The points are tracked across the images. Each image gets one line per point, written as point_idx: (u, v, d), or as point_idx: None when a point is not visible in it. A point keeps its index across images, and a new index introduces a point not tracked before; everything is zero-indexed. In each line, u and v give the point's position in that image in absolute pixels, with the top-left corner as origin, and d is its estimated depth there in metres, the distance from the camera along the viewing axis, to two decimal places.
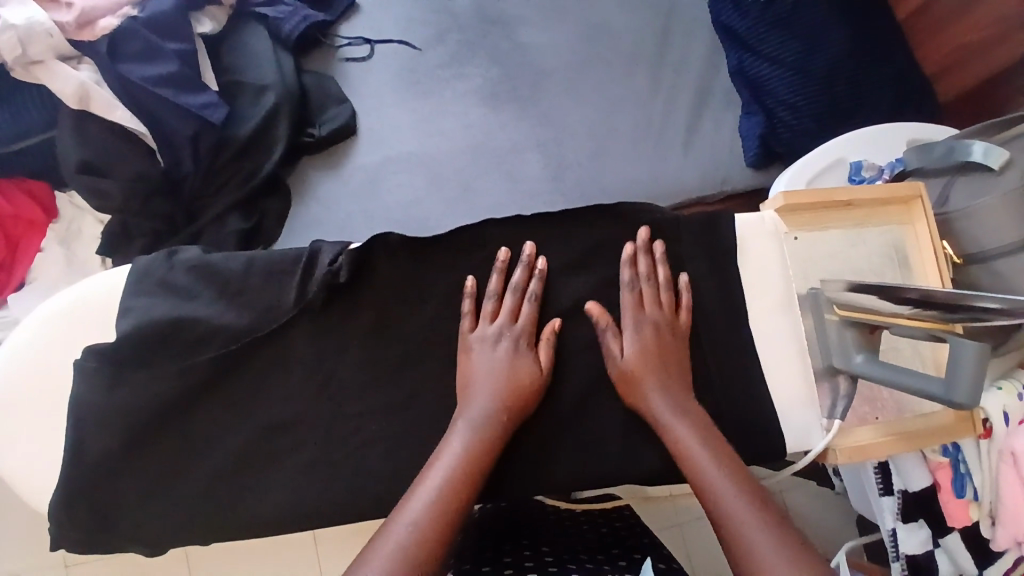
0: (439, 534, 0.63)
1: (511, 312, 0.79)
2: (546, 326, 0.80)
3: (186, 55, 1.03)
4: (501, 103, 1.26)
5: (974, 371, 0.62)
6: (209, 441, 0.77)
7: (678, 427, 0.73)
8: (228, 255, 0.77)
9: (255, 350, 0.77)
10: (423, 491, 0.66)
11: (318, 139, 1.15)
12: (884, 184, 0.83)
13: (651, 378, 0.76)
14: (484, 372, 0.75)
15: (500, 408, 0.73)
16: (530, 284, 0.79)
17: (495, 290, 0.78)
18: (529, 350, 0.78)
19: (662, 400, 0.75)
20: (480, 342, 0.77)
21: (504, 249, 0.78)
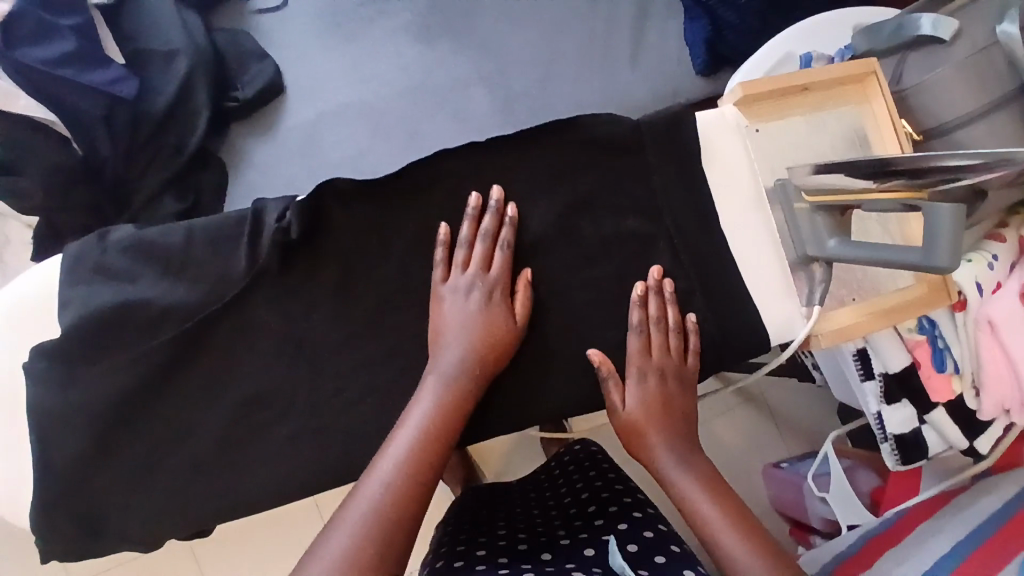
0: (406, 509, 0.62)
1: (484, 259, 0.70)
2: (518, 279, 0.72)
3: (84, 29, 0.94)
4: (435, 38, 1.20)
5: (953, 232, 0.59)
6: (187, 433, 0.68)
7: (685, 481, 0.71)
8: (165, 227, 0.67)
9: (214, 326, 0.67)
10: (388, 463, 0.64)
11: (243, 102, 1.08)
12: (838, 63, 0.78)
13: (656, 435, 0.72)
14: (460, 324, 0.68)
15: (476, 364, 0.68)
16: (501, 232, 0.71)
17: (466, 238, 0.70)
18: (503, 301, 0.70)
19: (669, 453, 0.72)
20: (452, 292, 0.69)
21: (475, 194, 0.69)
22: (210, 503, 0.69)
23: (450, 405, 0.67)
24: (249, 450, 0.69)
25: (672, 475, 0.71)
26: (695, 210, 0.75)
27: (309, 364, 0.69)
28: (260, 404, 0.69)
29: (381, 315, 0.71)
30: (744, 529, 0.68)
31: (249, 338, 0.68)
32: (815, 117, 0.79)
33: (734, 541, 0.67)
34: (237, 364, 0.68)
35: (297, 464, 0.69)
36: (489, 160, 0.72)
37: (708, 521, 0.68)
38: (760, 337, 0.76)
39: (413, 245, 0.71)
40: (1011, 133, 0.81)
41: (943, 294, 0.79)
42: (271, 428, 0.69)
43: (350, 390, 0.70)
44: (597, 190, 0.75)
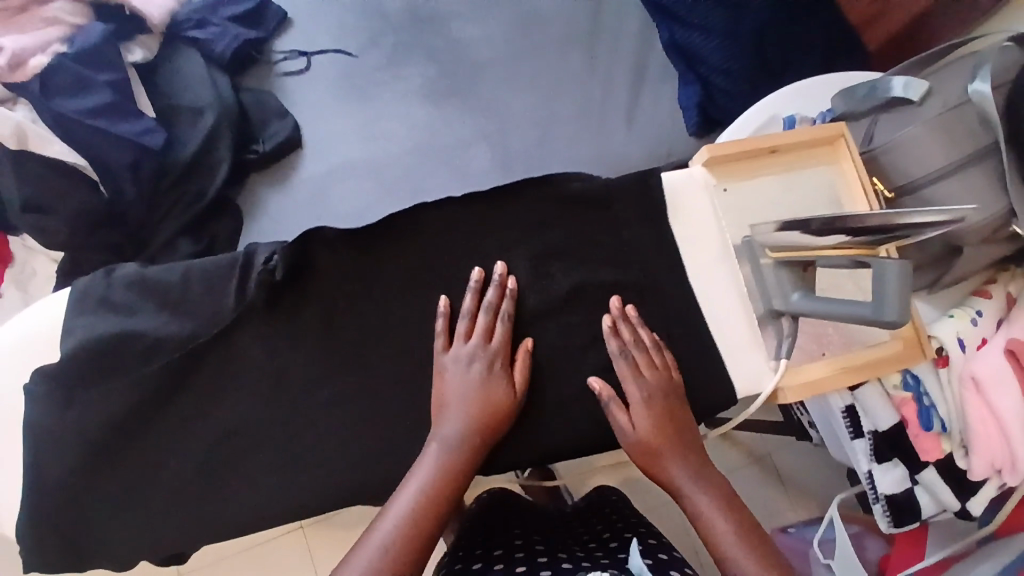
0: (418, 541, 0.66)
1: (486, 331, 0.74)
2: (519, 347, 0.76)
3: (119, 84, 1.03)
4: (443, 101, 1.28)
5: (900, 287, 0.62)
6: (170, 458, 0.73)
7: (698, 497, 0.72)
8: (166, 266, 0.73)
9: (201, 359, 0.72)
10: (402, 498, 0.68)
11: (262, 154, 1.17)
12: (805, 128, 0.82)
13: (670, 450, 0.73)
14: (460, 392, 0.71)
15: (474, 430, 0.70)
16: (502, 304, 0.75)
17: (469, 309, 0.74)
18: (504, 372, 0.73)
19: (681, 469, 0.73)
20: (453, 362, 0.72)
21: (478, 269, 0.74)
22: (184, 526, 0.72)
23: (448, 472, 0.69)
24: (226, 477, 0.72)
25: (683, 490, 0.73)
26: (664, 263, 0.79)
27: (287, 397, 0.73)
28: (239, 434, 0.73)
29: (357, 352, 0.74)
30: (754, 544, 0.68)
31: (232, 370, 0.72)
32: (784, 178, 0.82)
33: (744, 557, 0.67)
34: (220, 394, 0.73)
35: (268, 494, 0.72)
36: (467, 210, 0.77)
37: (720, 537, 0.69)
38: (727, 391, 0.78)
39: (391, 288, 0.75)
40: (982, 191, 0.81)
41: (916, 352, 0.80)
42: (246, 458, 0.73)
43: (324, 422, 0.73)
44: (571, 240, 0.79)
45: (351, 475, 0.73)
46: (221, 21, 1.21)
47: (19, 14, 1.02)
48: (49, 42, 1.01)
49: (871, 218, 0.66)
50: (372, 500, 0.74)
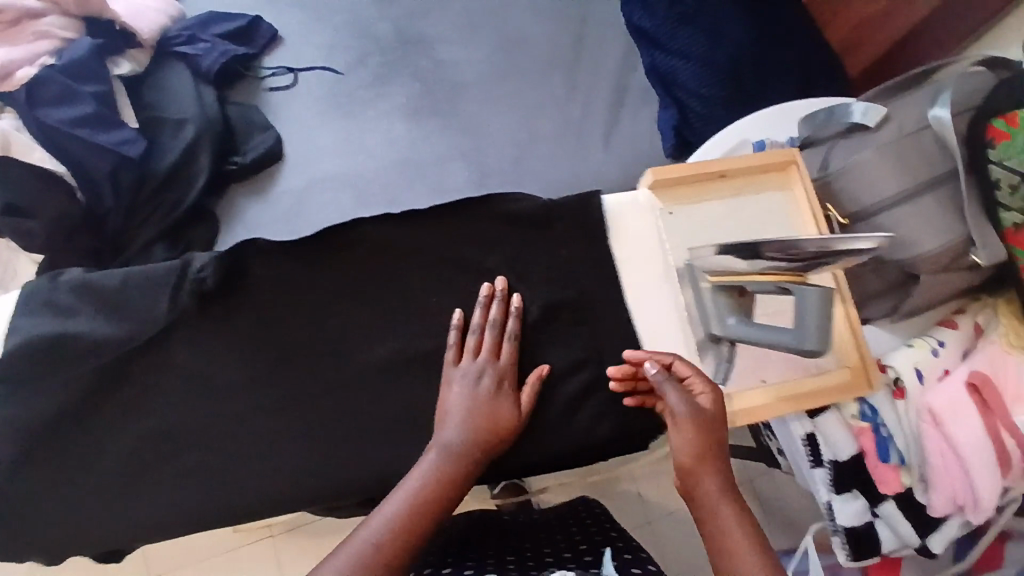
0: (407, 542, 0.65)
1: (493, 347, 0.75)
2: (533, 372, 0.76)
3: (102, 96, 1.08)
4: (425, 117, 1.28)
5: (819, 319, 0.66)
6: (99, 455, 0.74)
7: (723, 519, 0.67)
8: (107, 272, 0.75)
9: (136, 358, 0.74)
10: (401, 496, 0.67)
11: (242, 165, 1.18)
12: (756, 153, 0.81)
13: (699, 464, 0.69)
14: (468, 403, 0.72)
15: (474, 443, 0.71)
16: (508, 322, 0.76)
17: (478, 324, 0.75)
18: (511, 392, 0.75)
19: (712, 490, 0.68)
20: (460, 376, 0.73)
21: (501, 279, 0.76)
22: (111, 522, 0.74)
23: (448, 474, 0.69)
24: (153, 477, 0.74)
25: (710, 516, 0.67)
26: (603, 284, 0.79)
27: (217, 402, 0.75)
28: (167, 434, 0.74)
29: (287, 360, 0.76)
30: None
31: (164, 372, 0.75)
32: (733, 203, 0.81)
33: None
34: (152, 396, 0.75)
35: (195, 495, 0.74)
36: (404, 226, 0.78)
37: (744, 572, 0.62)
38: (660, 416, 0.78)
39: (326, 300, 0.77)
40: (937, 220, 0.78)
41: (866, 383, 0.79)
42: (174, 459, 0.74)
43: (250, 428, 0.75)
44: (508, 257, 0.81)
45: (278, 480, 0.74)
46: (211, 38, 1.23)
47: (9, 28, 1.06)
48: (37, 55, 1.06)
49: (801, 242, 0.61)
50: (309, 505, 0.75)
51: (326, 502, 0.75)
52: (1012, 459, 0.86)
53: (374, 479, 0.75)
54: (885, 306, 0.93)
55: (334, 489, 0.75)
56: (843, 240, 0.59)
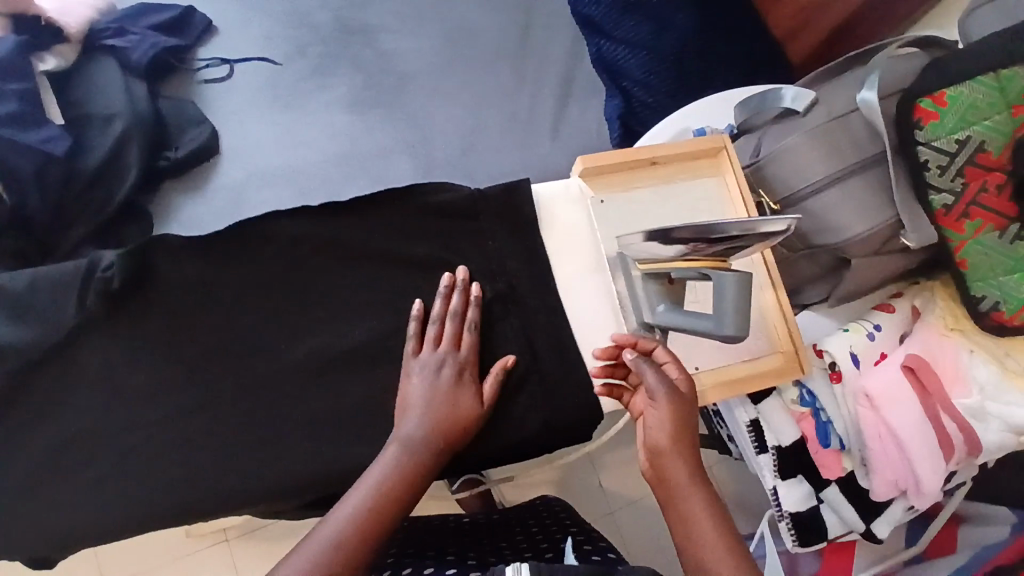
0: (369, 536, 0.65)
1: (452, 338, 0.76)
2: (497, 363, 0.77)
3: (27, 93, 1.00)
4: (368, 109, 1.24)
5: (736, 301, 0.68)
6: (4, 466, 0.71)
7: (687, 499, 0.68)
8: (12, 273, 0.73)
9: (43, 364, 0.72)
10: (364, 489, 0.68)
11: (175, 161, 1.11)
12: (682, 141, 0.84)
13: (665, 447, 0.70)
14: (429, 393, 0.72)
15: (435, 435, 0.71)
16: (468, 312, 0.77)
17: (438, 314, 0.76)
18: (472, 382, 0.75)
19: (680, 474, 0.69)
20: (420, 368, 0.74)
21: (463, 269, 0.77)
22: (20, 538, 0.71)
23: (410, 468, 0.70)
24: (64, 484, 0.71)
25: (676, 499, 0.68)
26: (529, 273, 0.81)
27: (133, 405, 0.73)
28: (78, 441, 0.72)
29: (205, 358, 0.75)
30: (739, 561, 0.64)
31: (74, 375, 0.73)
32: (663, 189, 0.84)
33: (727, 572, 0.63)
34: (64, 399, 0.72)
35: (109, 505, 0.71)
36: (329, 223, 0.78)
37: (704, 551, 0.65)
38: (592, 406, 0.80)
39: (242, 300, 0.76)
40: (866, 201, 0.79)
41: (795, 364, 0.82)
42: (86, 467, 0.72)
43: (168, 430, 0.73)
44: (433, 251, 0.80)
45: (198, 486, 0.72)
46: (140, 29, 1.17)
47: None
48: None
49: (723, 226, 0.63)
50: (228, 512, 0.73)
51: (247, 504, 0.73)
52: (955, 443, 0.84)
53: (298, 479, 0.73)
54: (822, 290, 0.93)
55: (256, 492, 0.72)
56: (762, 223, 0.62)
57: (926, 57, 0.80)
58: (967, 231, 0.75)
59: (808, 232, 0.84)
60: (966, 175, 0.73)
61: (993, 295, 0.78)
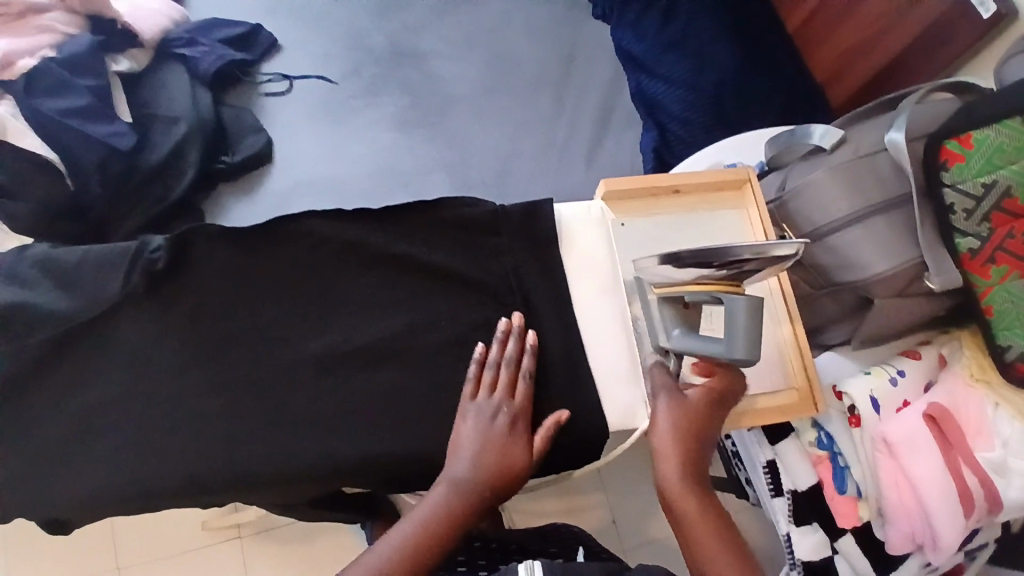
0: (408, 567, 0.67)
1: (508, 383, 0.77)
2: (551, 417, 0.77)
3: (99, 90, 1.10)
4: (412, 128, 1.30)
5: (747, 326, 0.69)
6: (39, 426, 0.76)
7: (685, 507, 0.69)
8: (66, 248, 0.78)
9: (84, 334, 0.77)
10: (408, 524, 0.69)
11: (230, 165, 1.19)
12: (710, 170, 0.86)
13: (667, 457, 0.71)
14: (481, 438, 0.73)
15: (484, 480, 0.71)
16: (524, 360, 0.78)
17: (495, 358, 0.78)
18: (525, 432, 0.75)
19: (673, 482, 0.70)
20: (476, 411, 0.75)
21: (520, 315, 0.79)
22: (44, 497, 0.74)
23: (455, 509, 0.70)
24: (89, 449, 0.75)
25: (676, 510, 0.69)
26: (547, 290, 0.83)
27: (157, 382, 0.77)
28: (105, 410, 0.76)
29: (227, 342, 0.79)
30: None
31: (105, 348, 0.78)
32: (685, 217, 0.86)
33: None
34: (98, 370, 0.77)
35: (127, 473, 0.74)
36: (358, 225, 0.82)
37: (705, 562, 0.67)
38: (597, 428, 0.79)
39: (271, 293, 0.80)
40: (888, 241, 0.80)
41: (808, 402, 0.81)
42: (110, 435, 0.76)
43: (186, 408, 0.76)
44: (456, 261, 0.83)
45: (210, 463, 0.75)
46: (211, 42, 1.25)
47: (15, 20, 1.08)
48: (39, 47, 1.07)
49: (737, 249, 0.65)
50: (235, 492, 0.75)
51: (251, 487, 0.75)
52: (975, 497, 0.81)
53: (305, 467, 0.75)
54: (844, 330, 0.92)
55: (261, 476, 0.75)
56: (773, 246, 0.63)
57: (956, 103, 0.82)
58: (993, 276, 0.76)
59: (830, 269, 0.85)
60: (992, 221, 0.74)
61: (1019, 344, 0.77)
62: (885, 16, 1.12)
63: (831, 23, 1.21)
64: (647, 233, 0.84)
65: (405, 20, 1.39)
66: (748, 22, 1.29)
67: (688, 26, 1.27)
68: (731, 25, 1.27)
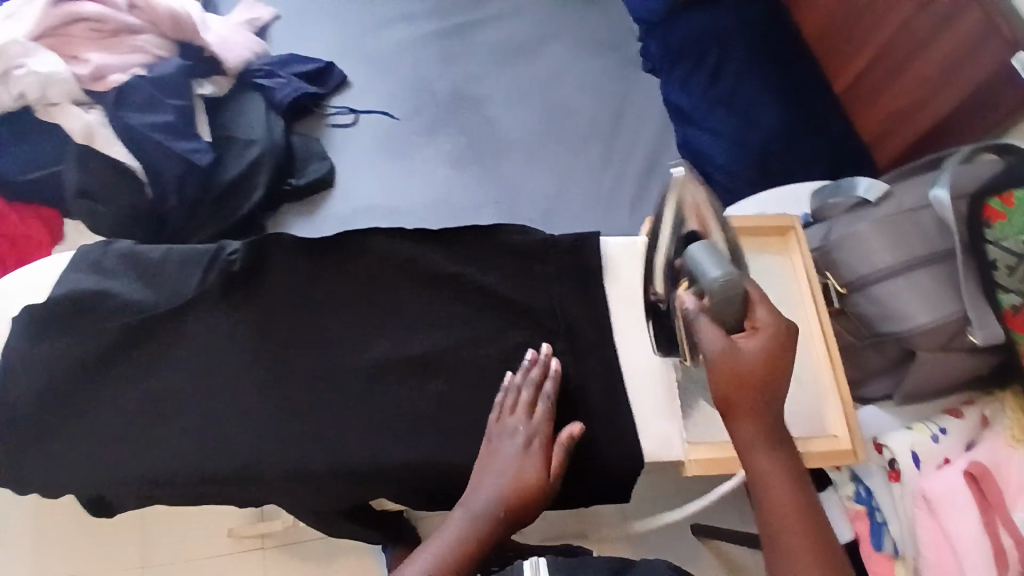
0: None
1: (528, 407, 0.78)
2: (564, 432, 0.78)
3: (184, 109, 1.18)
4: (466, 165, 1.37)
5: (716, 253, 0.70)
6: (103, 407, 0.81)
7: (759, 458, 0.67)
8: (154, 245, 0.87)
9: (157, 324, 0.83)
10: (444, 538, 0.72)
11: (295, 187, 1.27)
12: (756, 217, 0.89)
13: (746, 402, 0.67)
14: (503, 463, 0.75)
15: (505, 504, 0.74)
16: (546, 385, 0.79)
17: (517, 383, 0.80)
18: (541, 452, 0.77)
19: (746, 434, 0.67)
20: (500, 435, 0.77)
21: (548, 344, 0.81)
22: (98, 474, 0.78)
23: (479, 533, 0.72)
24: (146, 431, 0.80)
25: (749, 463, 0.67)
26: (591, 318, 0.86)
27: (219, 375, 0.82)
28: (166, 395, 0.81)
29: (285, 342, 0.83)
30: (822, 561, 0.63)
31: (175, 340, 0.83)
32: None
33: (806, 570, 0.63)
34: (165, 358, 0.82)
35: (181, 457, 0.78)
36: (418, 243, 0.87)
37: (778, 518, 0.65)
38: (634, 456, 0.80)
39: (330, 300, 0.85)
40: (931, 294, 0.82)
41: (847, 451, 0.81)
42: (168, 420, 0.80)
43: (240, 401, 0.81)
44: (503, 284, 0.87)
45: (259, 454, 0.78)
46: (288, 75, 1.36)
47: (110, 36, 1.18)
48: (132, 65, 1.17)
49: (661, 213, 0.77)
50: (279, 486, 0.78)
51: (295, 482, 0.78)
52: (1011, 560, 0.79)
53: (348, 467, 0.78)
54: (886, 384, 0.92)
55: (306, 471, 0.78)
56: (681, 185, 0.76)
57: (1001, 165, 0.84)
58: None
59: (874, 318, 0.86)
60: None
61: None
62: (932, 82, 1.15)
63: (877, 88, 1.25)
64: None
65: (467, 65, 1.48)
66: (796, 84, 1.34)
67: (737, 84, 1.34)
68: (779, 86, 1.32)
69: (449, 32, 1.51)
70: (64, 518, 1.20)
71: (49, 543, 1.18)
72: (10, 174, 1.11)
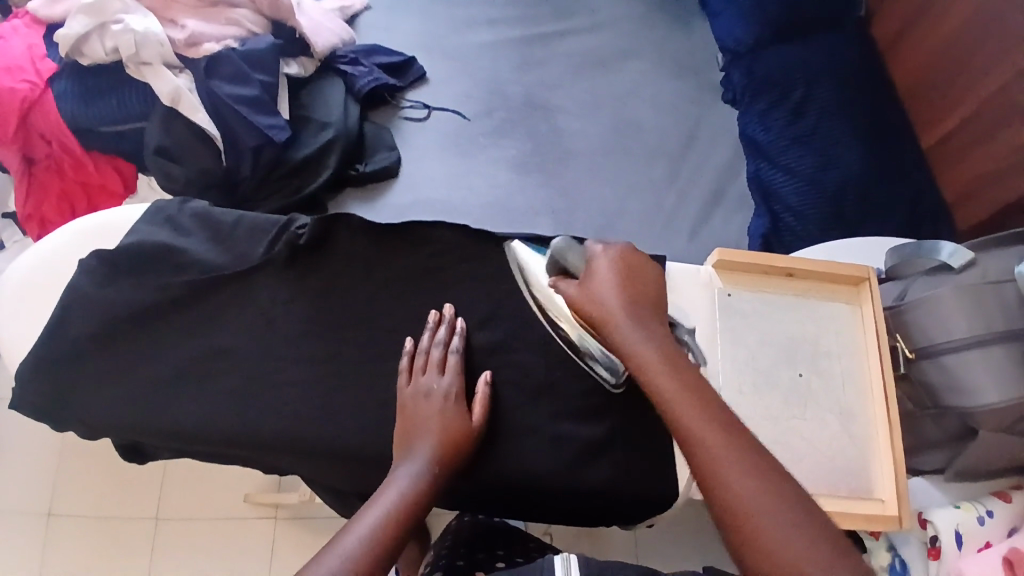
0: (402, 528, 0.66)
1: (440, 365, 0.80)
2: (478, 381, 0.81)
3: (268, 86, 1.22)
4: (530, 171, 1.37)
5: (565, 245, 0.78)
6: (156, 356, 0.83)
7: (639, 344, 0.67)
8: (227, 209, 0.90)
9: (217, 285, 0.85)
10: (393, 491, 0.69)
11: (361, 173, 1.30)
12: (831, 262, 0.86)
13: (614, 307, 0.70)
14: (433, 416, 0.76)
15: (440, 456, 0.73)
16: (451, 340, 0.82)
17: (424, 345, 0.81)
18: (460, 405, 0.78)
19: (622, 326, 0.69)
20: (423, 390, 0.77)
21: (447, 304, 0.83)
22: (142, 419, 0.80)
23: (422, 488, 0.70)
24: (195, 387, 0.82)
25: (633, 360, 0.67)
26: None
27: (271, 343, 0.83)
28: (218, 354, 0.83)
29: (337, 322, 0.84)
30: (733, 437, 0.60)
31: (235, 304, 0.85)
32: (794, 301, 0.86)
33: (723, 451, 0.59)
34: (222, 320, 0.84)
35: (224, 416, 0.80)
36: (478, 243, 0.88)
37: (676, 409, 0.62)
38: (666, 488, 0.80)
39: (386, 288, 0.86)
40: (1005, 372, 0.78)
41: (892, 517, 0.77)
42: (215, 379, 0.82)
43: (289, 371, 0.82)
44: None
45: (301, 426, 0.80)
46: (370, 65, 1.38)
47: (208, 7, 1.23)
48: (225, 37, 1.21)
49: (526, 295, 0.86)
50: (314, 458, 0.79)
51: (331, 458, 0.79)
52: None
53: (385, 453, 0.79)
54: (941, 458, 0.89)
55: (342, 448, 0.79)
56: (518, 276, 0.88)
57: None
58: None
59: (940, 388, 0.84)
60: None
61: None
62: None
63: (969, 147, 1.21)
64: (752, 310, 0.85)
65: (543, 74, 1.49)
66: (878, 134, 1.30)
67: (817, 126, 1.31)
68: (860, 135, 1.29)
69: (530, 41, 1.52)
70: (94, 459, 1.24)
71: (81, 480, 1.22)
72: (93, 123, 1.14)
